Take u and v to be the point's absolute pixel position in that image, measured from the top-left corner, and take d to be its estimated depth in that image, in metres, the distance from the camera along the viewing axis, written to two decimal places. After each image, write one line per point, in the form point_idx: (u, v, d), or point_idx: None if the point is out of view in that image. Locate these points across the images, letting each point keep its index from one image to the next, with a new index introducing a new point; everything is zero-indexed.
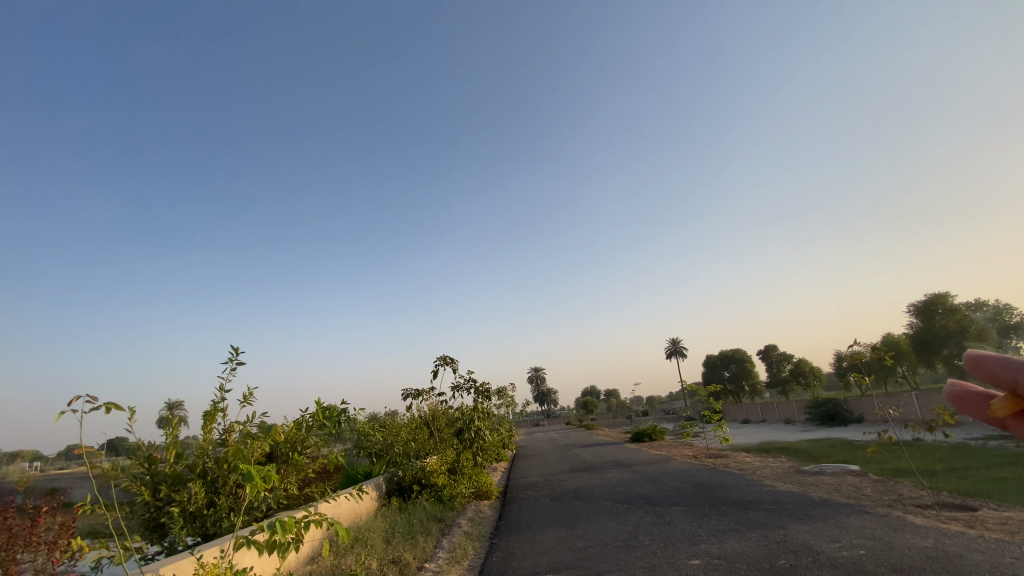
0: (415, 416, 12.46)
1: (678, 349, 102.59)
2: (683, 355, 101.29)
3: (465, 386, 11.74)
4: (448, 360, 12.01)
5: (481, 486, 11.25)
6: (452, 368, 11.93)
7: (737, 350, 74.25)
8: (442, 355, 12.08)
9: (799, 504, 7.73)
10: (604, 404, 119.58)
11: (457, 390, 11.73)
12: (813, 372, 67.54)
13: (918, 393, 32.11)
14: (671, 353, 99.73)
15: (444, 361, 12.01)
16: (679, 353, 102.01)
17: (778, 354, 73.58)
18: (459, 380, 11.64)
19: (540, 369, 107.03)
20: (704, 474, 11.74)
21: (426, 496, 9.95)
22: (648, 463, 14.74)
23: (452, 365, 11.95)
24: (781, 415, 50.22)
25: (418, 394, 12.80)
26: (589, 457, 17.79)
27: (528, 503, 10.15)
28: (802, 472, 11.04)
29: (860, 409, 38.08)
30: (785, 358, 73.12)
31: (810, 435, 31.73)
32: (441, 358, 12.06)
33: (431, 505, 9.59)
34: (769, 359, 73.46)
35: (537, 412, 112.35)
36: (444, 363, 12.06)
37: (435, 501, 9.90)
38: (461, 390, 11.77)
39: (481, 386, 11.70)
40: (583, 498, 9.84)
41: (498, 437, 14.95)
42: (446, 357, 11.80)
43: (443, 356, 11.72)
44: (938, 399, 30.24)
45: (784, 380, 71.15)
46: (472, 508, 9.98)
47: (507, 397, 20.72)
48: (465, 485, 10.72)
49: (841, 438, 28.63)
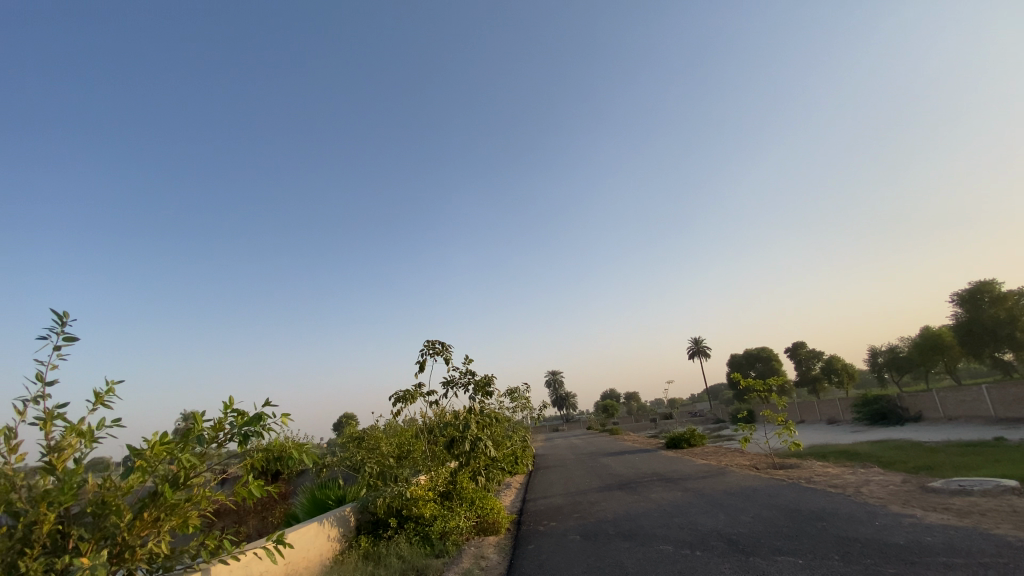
0: (401, 424, 9.62)
1: (700, 349, 98.64)
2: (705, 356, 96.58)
3: (459, 380, 8.90)
4: (439, 348, 9.18)
5: (484, 514, 8.41)
6: (445, 357, 9.09)
7: (763, 349, 70.24)
8: (431, 340, 9.23)
9: (1005, 560, 4.64)
10: (625, 408, 115.18)
11: (449, 386, 8.89)
12: (847, 369, 63.16)
13: (987, 387, 28.02)
14: (692, 354, 95.68)
15: (433, 349, 9.18)
16: (703, 353, 97.84)
17: (807, 352, 69.12)
18: (450, 373, 8.82)
19: (556, 373, 104.06)
20: (787, 495, 8.68)
21: (407, 535, 7.17)
22: (700, 478, 11.67)
23: (443, 354, 9.12)
24: (822, 415, 46.03)
25: (405, 397, 9.96)
26: (622, 469, 14.72)
27: (549, 544, 7.20)
28: (932, 492, 7.89)
29: (916, 407, 34.26)
30: (815, 355, 68.68)
31: (865, 436, 28.04)
32: (427, 345, 9.24)
33: (412, 550, 6.79)
34: (799, 357, 69.11)
35: (556, 418, 108.86)
36: (434, 351, 9.22)
37: (418, 544, 7.09)
38: (455, 387, 8.92)
39: (480, 380, 8.85)
40: (629, 535, 6.88)
41: (510, 448, 12.03)
42: (435, 341, 8.95)
43: (429, 339, 8.86)
44: (1011, 395, 26.11)
45: (815, 378, 66.67)
46: (472, 553, 7.11)
47: (522, 399, 17.89)
48: (464, 516, 7.91)
49: (903, 439, 25.07)
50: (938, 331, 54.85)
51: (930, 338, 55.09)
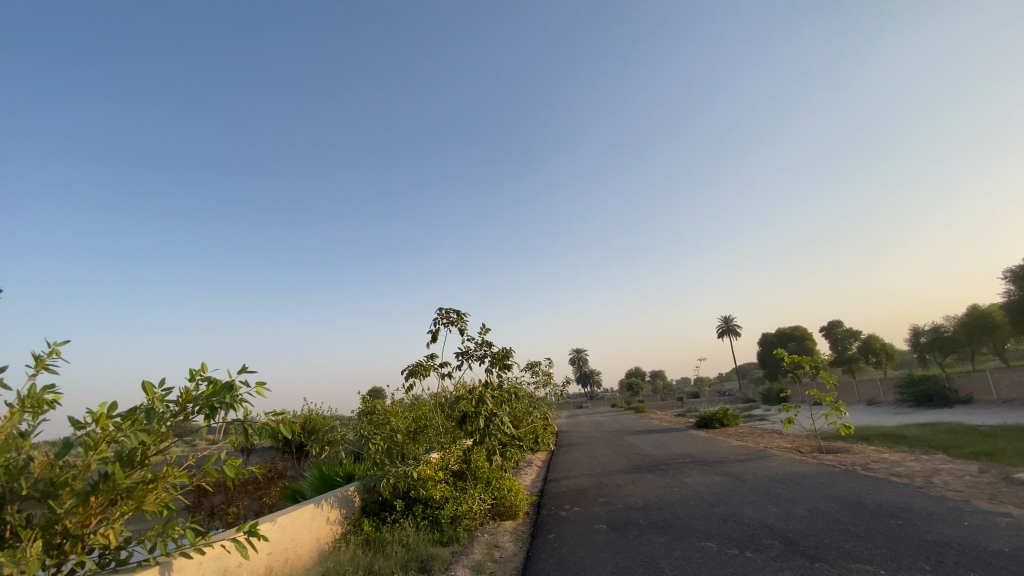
0: (413, 399, 8.91)
1: (730, 328, 95.97)
2: (735, 335, 94.04)
3: (475, 353, 8.10)
4: (453, 317, 8.34)
5: (500, 497, 7.72)
6: (460, 327, 8.27)
7: (796, 327, 67.61)
8: (445, 308, 8.39)
9: None
10: (651, 387, 113.96)
11: (464, 358, 8.09)
12: (886, 350, 60.06)
13: None
14: (722, 333, 93.15)
15: (446, 317, 8.35)
16: (733, 332, 95.16)
17: (843, 331, 66.14)
18: (465, 344, 8.00)
19: (581, 352, 103.16)
20: (844, 485, 7.66)
21: (413, 520, 6.53)
22: (738, 461, 10.69)
23: (457, 324, 8.29)
24: (860, 396, 43.97)
25: (418, 370, 9.24)
26: (651, 450, 13.85)
27: (570, 533, 6.41)
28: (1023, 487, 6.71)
29: (965, 388, 32.04)
30: (852, 335, 65.65)
31: (909, 419, 26.32)
32: (440, 313, 8.41)
33: (418, 536, 6.14)
34: (834, 336, 66.34)
35: (581, 395, 108.58)
36: (447, 320, 8.39)
37: (425, 529, 6.44)
38: (469, 358, 8.12)
39: (497, 353, 8.02)
40: (663, 528, 5.98)
41: (531, 425, 11.29)
42: (448, 308, 8.12)
43: (441, 307, 8.03)
44: None
45: (852, 358, 63.89)
46: (485, 540, 6.41)
47: (544, 374, 17.15)
48: (478, 499, 7.19)
49: (952, 422, 23.31)
50: (986, 310, 51.41)
51: (979, 317, 51.63)
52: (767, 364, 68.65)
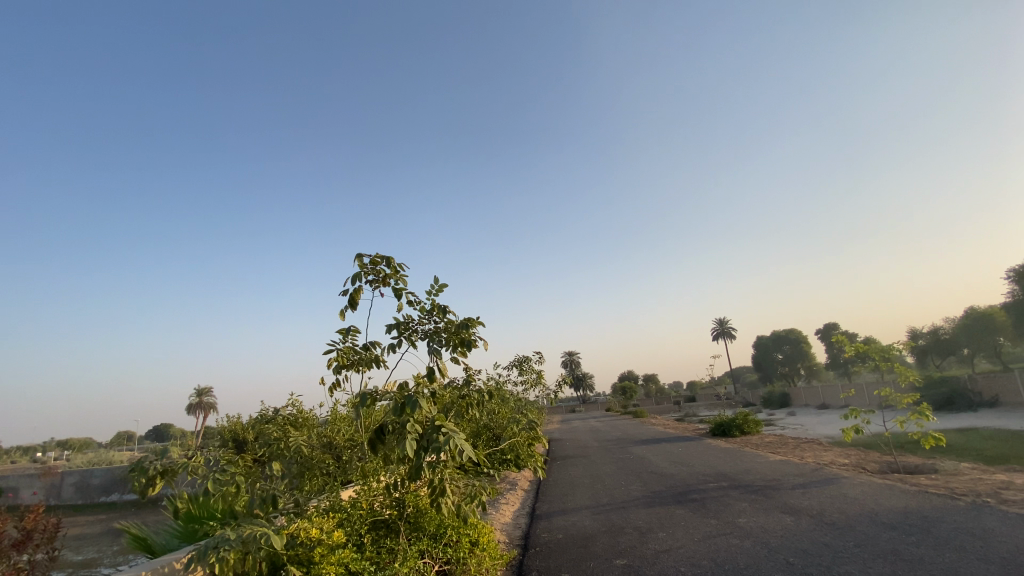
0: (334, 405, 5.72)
1: (725, 330, 93.53)
2: (729, 336, 91.64)
3: (417, 327, 5.04)
4: (384, 271, 5.16)
5: (452, 563, 4.76)
6: (397, 286, 5.06)
7: (792, 329, 65.03)
8: (373, 255, 5.05)
9: None
10: (643, 391, 111.42)
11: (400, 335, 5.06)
12: None
13: None
14: (717, 334, 90.76)
15: (375, 271, 5.16)
16: (727, 334, 92.97)
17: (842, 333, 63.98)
18: (400, 312, 4.91)
19: (574, 354, 99.89)
20: (1019, 545, 4.64)
21: None
22: (798, 489, 7.68)
23: (391, 281, 5.12)
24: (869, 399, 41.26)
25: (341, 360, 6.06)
26: (670, 467, 10.80)
27: None
28: None
29: (992, 391, 29.34)
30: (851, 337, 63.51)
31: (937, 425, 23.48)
32: (365, 267, 5.22)
33: None
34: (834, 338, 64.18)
35: (574, 399, 105.70)
36: (378, 277, 5.20)
37: None
38: (405, 335, 5.06)
39: (449, 324, 4.93)
40: None
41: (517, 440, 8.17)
42: (376, 255, 4.85)
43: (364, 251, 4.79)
44: None
45: None
46: None
47: (530, 373, 14.13)
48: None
49: (990, 428, 20.52)
50: (988, 309, 49.23)
51: (982, 317, 49.34)
52: (763, 367, 66.04)
